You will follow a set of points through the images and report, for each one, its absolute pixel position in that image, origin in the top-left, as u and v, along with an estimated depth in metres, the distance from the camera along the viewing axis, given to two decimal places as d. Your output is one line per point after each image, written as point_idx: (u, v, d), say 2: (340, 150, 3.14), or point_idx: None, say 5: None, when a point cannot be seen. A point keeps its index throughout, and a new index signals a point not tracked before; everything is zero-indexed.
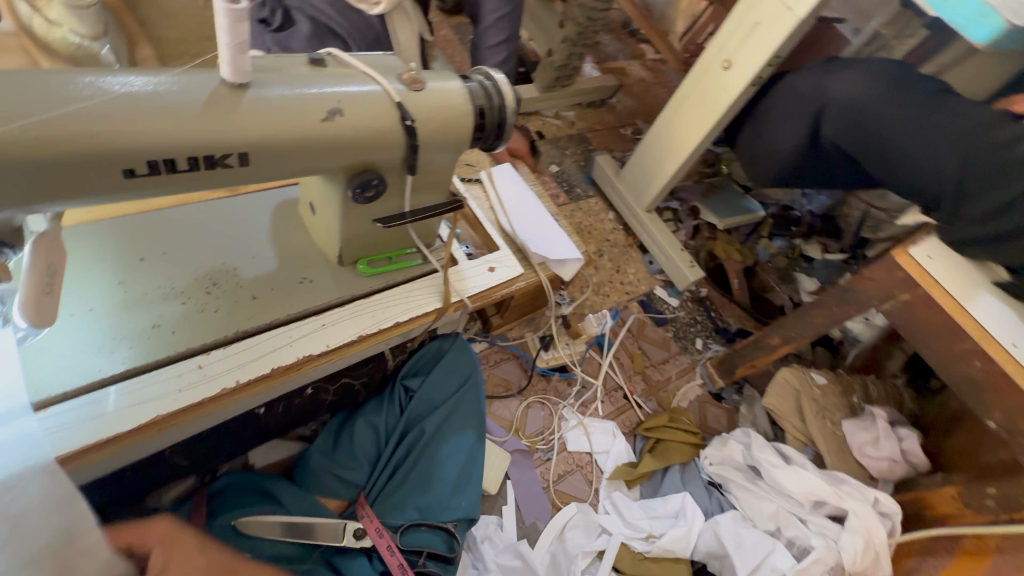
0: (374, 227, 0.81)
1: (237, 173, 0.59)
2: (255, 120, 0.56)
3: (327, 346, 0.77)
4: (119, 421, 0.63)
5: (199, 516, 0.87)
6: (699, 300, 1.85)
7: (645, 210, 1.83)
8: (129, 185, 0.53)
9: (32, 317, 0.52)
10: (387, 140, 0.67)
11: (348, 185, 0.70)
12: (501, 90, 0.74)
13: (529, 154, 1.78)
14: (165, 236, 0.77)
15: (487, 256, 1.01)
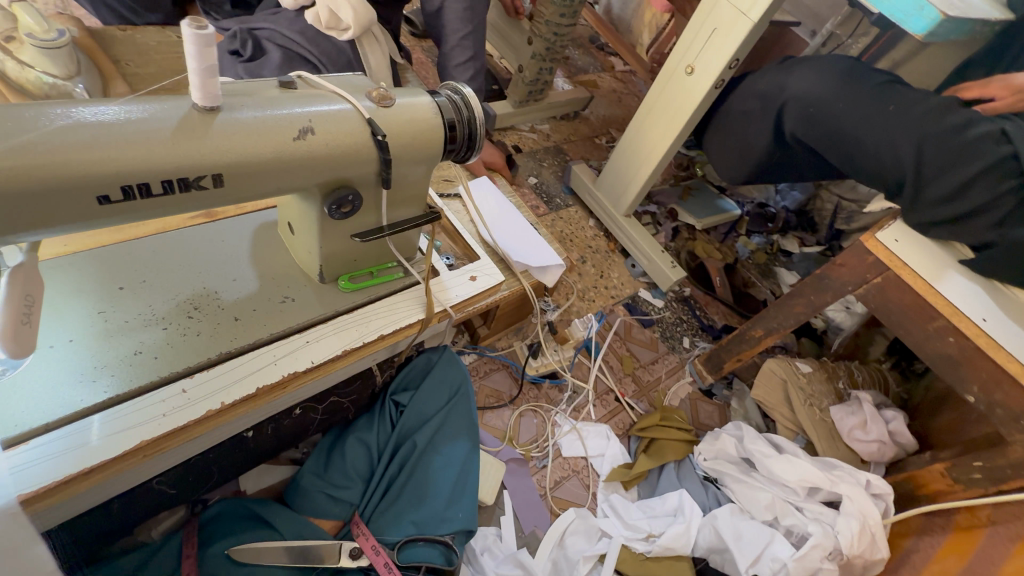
0: (354, 243, 0.82)
1: (213, 195, 0.60)
2: (228, 142, 0.58)
3: (312, 363, 0.78)
4: (104, 449, 0.63)
5: (189, 547, 0.85)
6: (683, 300, 1.88)
7: (623, 215, 1.87)
8: (105, 212, 0.54)
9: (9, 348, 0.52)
10: (360, 156, 0.68)
11: (324, 202, 0.71)
12: (469, 103, 0.77)
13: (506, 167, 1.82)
14: (145, 264, 0.78)
15: (468, 266, 1.02)
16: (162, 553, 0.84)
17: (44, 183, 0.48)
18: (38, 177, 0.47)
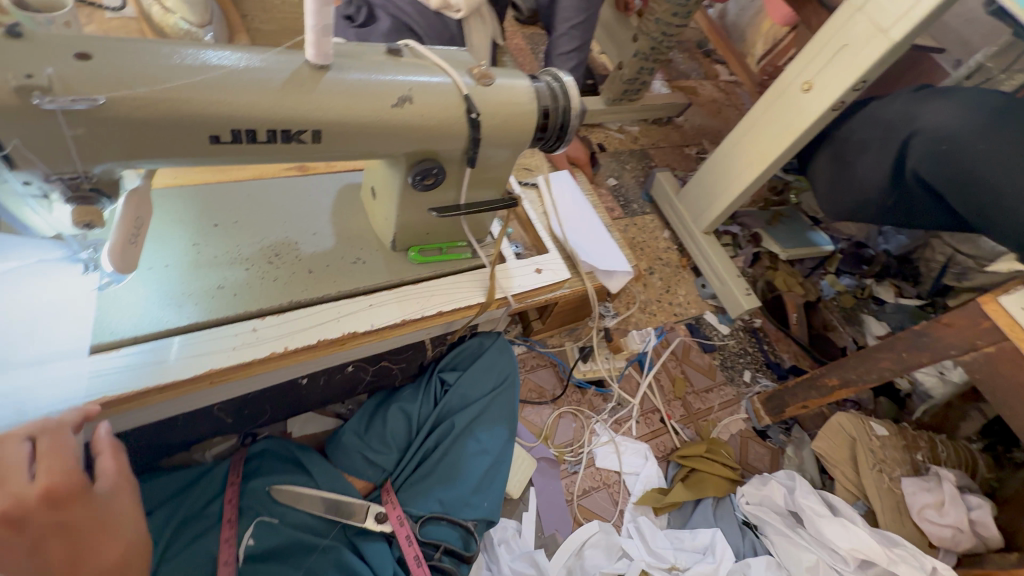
0: (429, 216, 0.83)
1: (310, 150, 0.62)
2: (332, 101, 0.59)
3: (372, 326, 0.80)
4: (178, 369, 0.68)
5: (234, 476, 0.92)
6: (751, 331, 1.77)
7: (703, 232, 1.77)
8: (212, 151, 0.57)
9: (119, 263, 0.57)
10: (449, 132, 0.68)
11: (409, 172, 0.72)
12: (568, 93, 0.75)
13: (588, 165, 1.78)
14: (239, 206, 0.83)
15: (535, 257, 1.00)
16: (210, 475, 0.91)
17: (167, 116, 0.52)
18: (163, 110, 0.51)
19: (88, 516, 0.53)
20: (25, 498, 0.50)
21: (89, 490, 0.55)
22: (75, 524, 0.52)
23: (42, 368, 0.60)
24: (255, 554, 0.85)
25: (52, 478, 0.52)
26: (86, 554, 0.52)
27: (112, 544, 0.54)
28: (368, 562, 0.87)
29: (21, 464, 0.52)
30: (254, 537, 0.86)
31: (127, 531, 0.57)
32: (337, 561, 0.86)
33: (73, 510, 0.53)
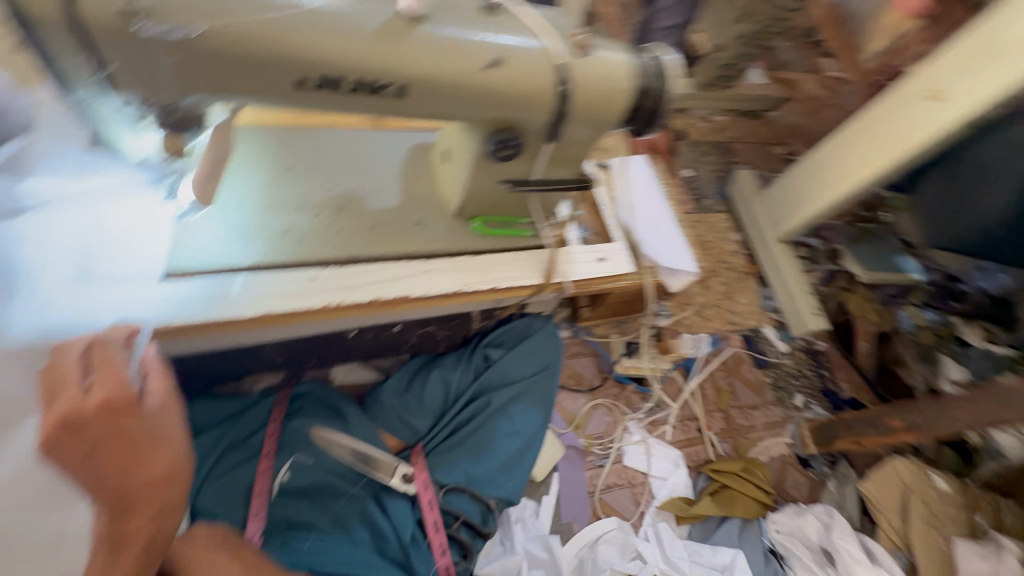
0: (499, 189, 0.80)
1: (390, 105, 0.60)
2: (421, 55, 0.56)
3: (426, 293, 0.79)
4: (239, 307, 0.70)
5: (278, 412, 0.96)
6: (812, 353, 1.62)
7: (778, 240, 1.65)
8: (294, 95, 0.55)
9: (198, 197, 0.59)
10: (536, 103, 0.64)
11: (488, 140, 0.69)
12: (664, 73, 0.69)
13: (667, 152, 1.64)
14: (314, 151, 0.83)
15: (599, 245, 0.95)
16: (256, 407, 0.96)
17: (254, 54, 0.50)
18: (251, 46, 0.49)
19: (137, 428, 0.53)
20: (78, 406, 0.50)
21: (138, 403, 0.54)
22: (125, 436, 0.52)
23: (119, 289, 0.64)
24: (287, 491, 0.89)
25: (104, 390, 0.52)
26: (133, 467, 0.52)
27: (160, 458, 0.54)
28: (389, 518, 0.91)
29: (78, 372, 0.53)
30: (289, 473, 0.90)
31: (175, 446, 0.56)
32: (359, 510, 0.90)
33: (124, 421, 0.52)
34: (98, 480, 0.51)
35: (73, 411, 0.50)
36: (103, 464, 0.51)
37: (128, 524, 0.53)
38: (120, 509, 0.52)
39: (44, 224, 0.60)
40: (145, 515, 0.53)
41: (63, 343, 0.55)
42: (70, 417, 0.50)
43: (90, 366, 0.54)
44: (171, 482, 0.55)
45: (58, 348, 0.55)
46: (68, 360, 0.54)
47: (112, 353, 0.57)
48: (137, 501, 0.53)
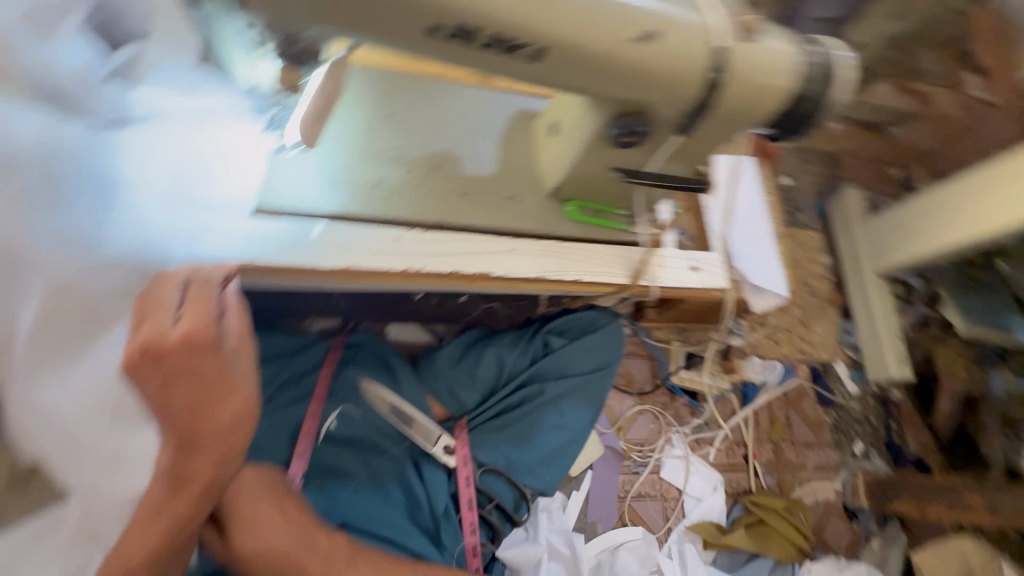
0: (606, 175, 0.73)
1: (521, 68, 0.53)
2: (570, 16, 0.49)
3: (507, 274, 0.74)
4: (320, 257, 0.67)
5: (332, 357, 0.96)
6: (882, 402, 1.51)
7: (874, 273, 1.49)
8: (423, 43, 0.49)
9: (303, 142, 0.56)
10: (679, 92, 0.56)
11: (611, 124, 0.62)
12: (831, 74, 0.59)
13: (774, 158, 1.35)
14: (416, 101, 0.78)
15: (694, 252, 0.87)
16: (314, 348, 0.96)
17: None
18: None
19: (211, 372, 0.53)
20: (161, 339, 0.51)
21: (217, 347, 0.53)
22: (198, 378, 0.52)
23: (208, 224, 0.63)
24: (333, 438, 0.90)
25: (186, 327, 0.52)
26: (204, 408, 0.53)
27: (226, 406, 0.54)
28: (425, 486, 0.90)
29: (171, 303, 0.54)
30: (337, 422, 0.91)
31: (245, 395, 0.56)
32: (398, 474, 0.90)
33: (200, 363, 0.52)
34: (170, 413, 0.52)
35: (157, 343, 0.51)
36: (175, 400, 0.52)
37: (190, 464, 0.55)
38: (186, 447, 0.54)
39: (150, 138, 0.60)
40: (209, 459, 0.55)
41: (165, 272, 0.58)
42: (152, 346, 0.51)
43: (184, 300, 0.55)
44: (234, 432, 0.55)
45: (159, 277, 0.57)
46: (163, 289, 0.55)
47: (202, 292, 0.56)
48: (202, 443, 0.54)
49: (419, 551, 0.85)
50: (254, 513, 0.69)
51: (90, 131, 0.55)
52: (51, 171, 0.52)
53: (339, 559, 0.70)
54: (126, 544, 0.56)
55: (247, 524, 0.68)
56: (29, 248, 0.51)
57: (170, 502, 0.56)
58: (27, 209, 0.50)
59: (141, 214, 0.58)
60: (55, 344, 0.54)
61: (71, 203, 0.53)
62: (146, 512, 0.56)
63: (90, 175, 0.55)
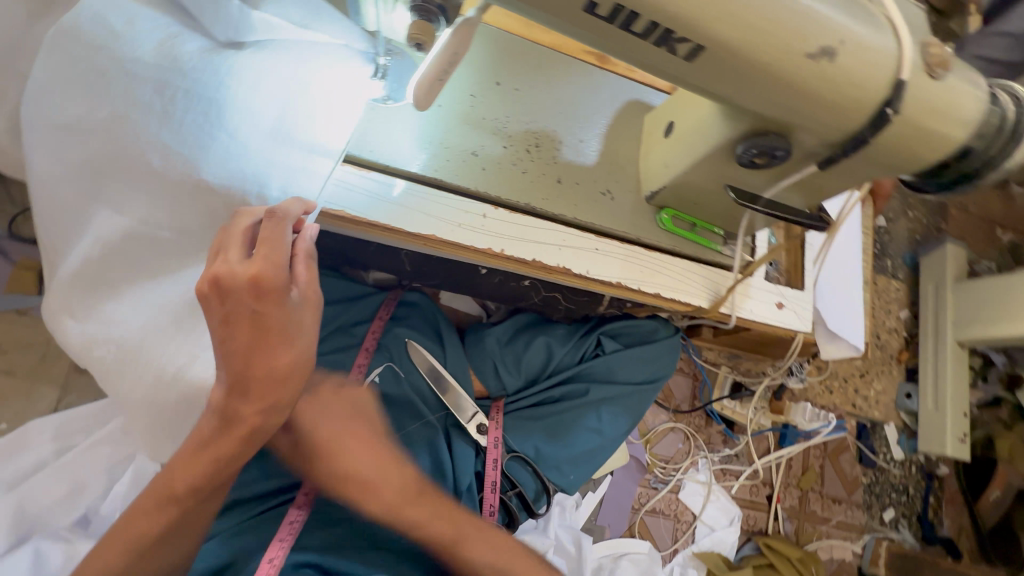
0: (717, 189, 0.67)
1: (671, 64, 0.47)
2: (745, 16, 0.43)
3: (586, 274, 0.70)
4: (402, 219, 0.64)
5: (384, 312, 0.97)
6: (926, 474, 1.43)
7: (956, 341, 1.37)
8: (574, 19, 0.44)
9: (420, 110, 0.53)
10: (835, 121, 0.50)
11: (745, 141, 0.56)
12: (1014, 133, 0.51)
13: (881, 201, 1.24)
14: (528, 72, 0.73)
15: (782, 287, 0.81)
16: (370, 300, 0.97)
17: None
18: None
19: (277, 320, 0.54)
20: (230, 275, 0.52)
21: (283, 295, 0.53)
22: (260, 322, 0.53)
23: (305, 166, 0.61)
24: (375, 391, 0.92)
25: (257, 267, 0.52)
26: (261, 353, 0.54)
27: (285, 352, 0.55)
28: (454, 461, 0.90)
29: (243, 244, 0.54)
30: (381, 375, 0.92)
31: (304, 346, 0.57)
32: (428, 441, 0.91)
33: (264, 309, 0.53)
34: (230, 349, 0.53)
35: (228, 279, 0.51)
36: (237, 339, 0.53)
37: (240, 406, 0.56)
38: (239, 389, 0.55)
39: (261, 64, 0.57)
40: (256, 406, 0.56)
41: (242, 209, 0.57)
42: (221, 280, 0.51)
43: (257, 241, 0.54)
44: (290, 378, 0.57)
45: (237, 212, 0.56)
46: (238, 223, 0.55)
47: (270, 228, 0.54)
48: (254, 386, 0.55)
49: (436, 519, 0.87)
50: (331, 430, 0.69)
51: (208, 47, 0.56)
52: (167, 84, 0.54)
53: (409, 494, 0.70)
54: (172, 475, 0.58)
55: (326, 440, 0.68)
56: (142, 156, 0.56)
57: (217, 441, 0.57)
58: (140, 115, 0.54)
59: (247, 144, 0.57)
60: (152, 247, 0.60)
61: (177, 116, 0.55)
62: (191, 447, 0.57)
63: (202, 93, 0.55)
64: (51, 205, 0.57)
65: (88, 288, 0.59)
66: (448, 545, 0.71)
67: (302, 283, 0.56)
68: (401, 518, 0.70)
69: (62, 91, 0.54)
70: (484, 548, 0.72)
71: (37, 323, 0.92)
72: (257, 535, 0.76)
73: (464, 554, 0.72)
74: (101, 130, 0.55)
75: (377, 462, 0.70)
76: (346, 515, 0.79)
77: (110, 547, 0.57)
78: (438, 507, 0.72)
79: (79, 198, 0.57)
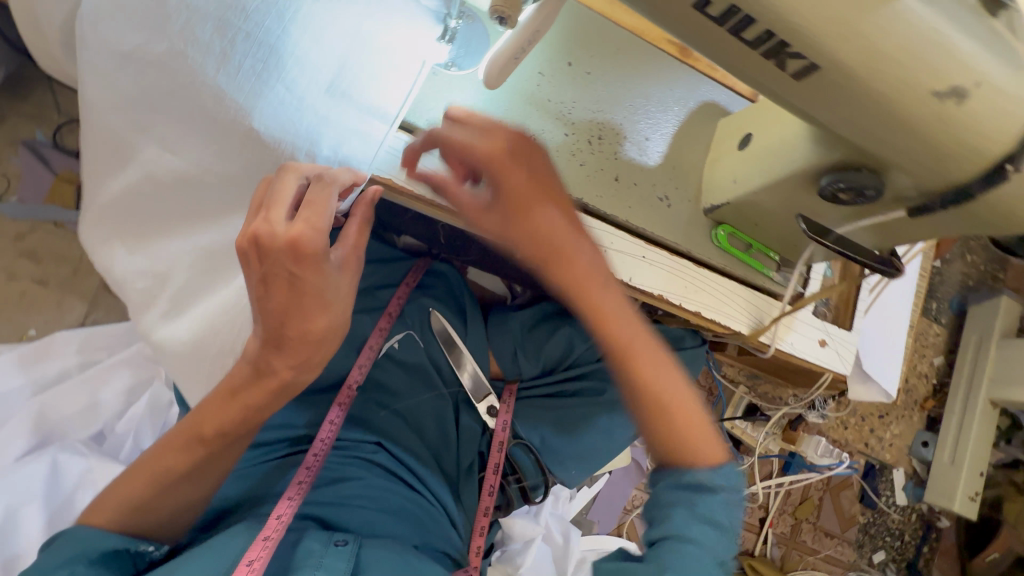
0: (787, 214, 0.62)
1: (774, 80, 0.43)
2: (874, 41, 0.38)
3: (630, 282, 0.66)
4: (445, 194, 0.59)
5: (410, 280, 0.96)
6: (925, 524, 1.40)
7: (988, 399, 1.30)
8: (677, 16, 0.40)
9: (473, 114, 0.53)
10: (941, 169, 0.45)
11: (829, 175, 0.52)
12: None
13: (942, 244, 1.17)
14: (603, 55, 0.68)
15: (826, 323, 0.76)
16: (399, 264, 0.97)
17: None
18: None
19: (314, 285, 0.53)
20: (271, 237, 0.50)
21: (323, 260, 0.52)
22: (295, 283, 0.52)
23: (357, 127, 0.58)
24: (393, 356, 0.93)
25: (299, 230, 0.51)
26: (297, 315, 0.53)
27: (322, 317, 0.54)
28: (459, 434, 0.92)
29: (288, 204, 0.52)
30: (399, 343, 0.93)
31: (339, 311, 0.56)
32: (437, 413, 0.92)
33: (302, 273, 0.52)
34: (266, 307, 0.53)
35: (269, 238, 0.50)
36: (273, 298, 0.52)
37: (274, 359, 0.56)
38: (273, 343, 0.55)
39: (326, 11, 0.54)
40: (288, 361, 0.56)
41: (289, 164, 0.55)
42: (260, 240, 0.50)
43: (305, 203, 0.52)
44: (322, 343, 0.56)
45: (284, 167, 0.54)
46: (285, 184, 0.53)
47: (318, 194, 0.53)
48: (291, 342, 0.55)
49: (435, 489, 0.87)
50: (522, 186, 0.51)
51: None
52: (226, 26, 0.52)
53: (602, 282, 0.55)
54: (204, 417, 0.58)
55: (507, 204, 0.51)
56: (200, 99, 0.56)
57: (247, 390, 0.58)
58: (194, 53, 0.53)
59: (303, 96, 0.56)
60: (196, 190, 0.64)
61: (234, 59, 0.53)
62: (223, 393, 0.58)
63: (262, 37, 0.53)
64: (104, 134, 0.60)
65: (151, 214, 0.65)
66: (631, 356, 0.55)
67: (348, 244, 0.57)
68: (585, 301, 0.54)
69: (123, 20, 0.53)
70: (671, 376, 0.56)
71: (71, 237, 0.92)
72: (263, 482, 0.77)
73: (647, 373, 0.55)
74: (161, 65, 0.54)
75: (570, 251, 0.53)
76: (352, 475, 0.82)
77: (136, 477, 0.59)
78: (630, 315, 0.56)
79: (133, 129, 0.59)
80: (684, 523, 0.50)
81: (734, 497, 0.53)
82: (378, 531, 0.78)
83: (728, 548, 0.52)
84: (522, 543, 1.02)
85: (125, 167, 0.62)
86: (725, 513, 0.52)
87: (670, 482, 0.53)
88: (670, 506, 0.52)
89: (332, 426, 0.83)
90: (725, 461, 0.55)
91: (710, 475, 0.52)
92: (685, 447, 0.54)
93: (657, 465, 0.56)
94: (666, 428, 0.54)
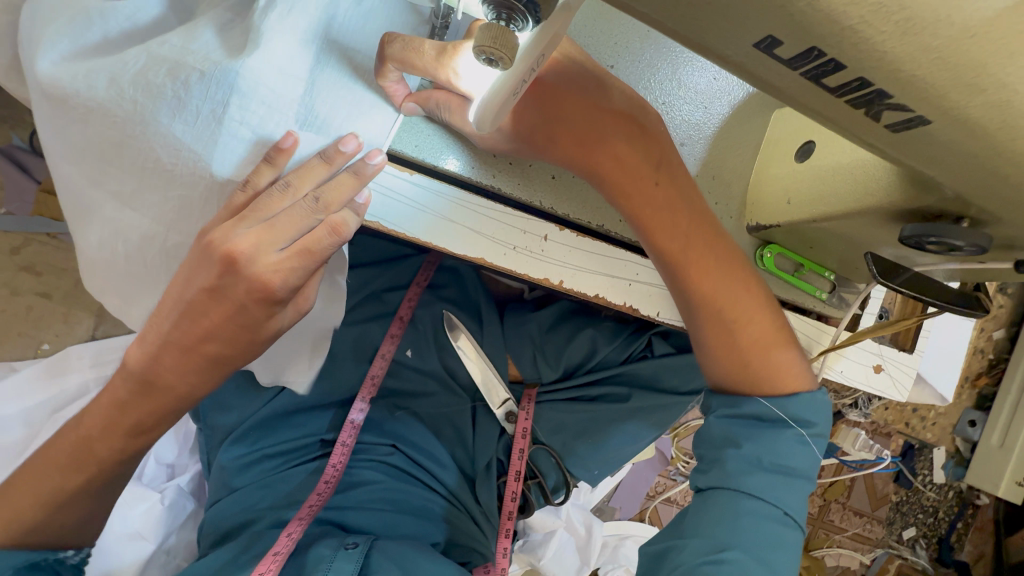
0: (867, 233, 0.49)
1: (850, 120, 0.31)
2: (995, 101, 0.27)
3: (657, 315, 0.61)
4: (451, 238, 0.55)
5: (420, 279, 0.87)
6: (962, 501, 1.26)
7: None
8: (727, 57, 0.29)
9: (497, 131, 0.47)
10: None
11: (917, 228, 0.40)
12: None
13: None
14: (635, 45, 0.55)
15: (884, 346, 0.68)
16: (406, 264, 0.88)
17: None
18: None
19: (224, 303, 0.42)
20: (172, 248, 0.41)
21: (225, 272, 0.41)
22: (240, 320, 0.43)
23: None
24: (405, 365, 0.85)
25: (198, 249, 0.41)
26: (203, 336, 0.43)
27: (238, 342, 0.44)
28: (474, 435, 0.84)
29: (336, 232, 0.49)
30: (412, 352, 0.84)
31: (265, 340, 0.46)
32: (449, 419, 0.85)
33: (246, 305, 0.42)
34: (175, 341, 0.43)
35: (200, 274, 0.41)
36: (191, 323, 0.43)
37: (175, 369, 0.44)
38: (174, 357, 0.44)
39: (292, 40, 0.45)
40: (187, 369, 0.44)
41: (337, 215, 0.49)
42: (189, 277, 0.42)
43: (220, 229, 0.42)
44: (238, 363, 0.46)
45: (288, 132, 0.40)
46: (309, 171, 0.45)
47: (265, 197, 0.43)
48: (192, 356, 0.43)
49: (442, 481, 0.82)
50: (616, 150, 0.46)
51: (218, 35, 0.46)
52: (178, 67, 0.44)
53: (671, 200, 0.48)
54: (96, 430, 0.46)
55: (589, 159, 0.47)
56: (151, 152, 0.47)
57: (142, 408, 0.45)
58: (148, 103, 0.45)
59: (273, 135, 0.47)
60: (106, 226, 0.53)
61: (190, 104, 0.45)
62: (112, 408, 0.46)
63: (218, 73, 0.44)
64: (64, 190, 0.52)
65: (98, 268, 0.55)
66: (712, 301, 0.49)
67: None
68: (651, 231, 0.48)
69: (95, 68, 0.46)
70: (756, 320, 0.50)
71: (66, 247, 0.91)
72: (250, 497, 0.74)
73: (728, 315, 0.49)
74: (104, 113, 0.46)
75: (656, 200, 0.47)
76: (367, 479, 0.79)
77: None
78: (716, 264, 0.49)
79: (89, 184, 0.50)
80: (736, 466, 0.47)
81: (803, 430, 0.49)
82: (398, 532, 0.76)
83: (799, 493, 0.48)
84: (542, 534, 1.02)
85: (93, 224, 0.52)
86: (790, 451, 0.48)
87: (724, 418, 0.50)
88: (735, 437, 0.48)
89: (344, 449, 0.78)
90: (802, 390, 0.50)
91: (777, 403, 0.49)
92: (759, 380, 0.50)
93: (714, 389, 0.53)
94: (739, 365, 0.50)
